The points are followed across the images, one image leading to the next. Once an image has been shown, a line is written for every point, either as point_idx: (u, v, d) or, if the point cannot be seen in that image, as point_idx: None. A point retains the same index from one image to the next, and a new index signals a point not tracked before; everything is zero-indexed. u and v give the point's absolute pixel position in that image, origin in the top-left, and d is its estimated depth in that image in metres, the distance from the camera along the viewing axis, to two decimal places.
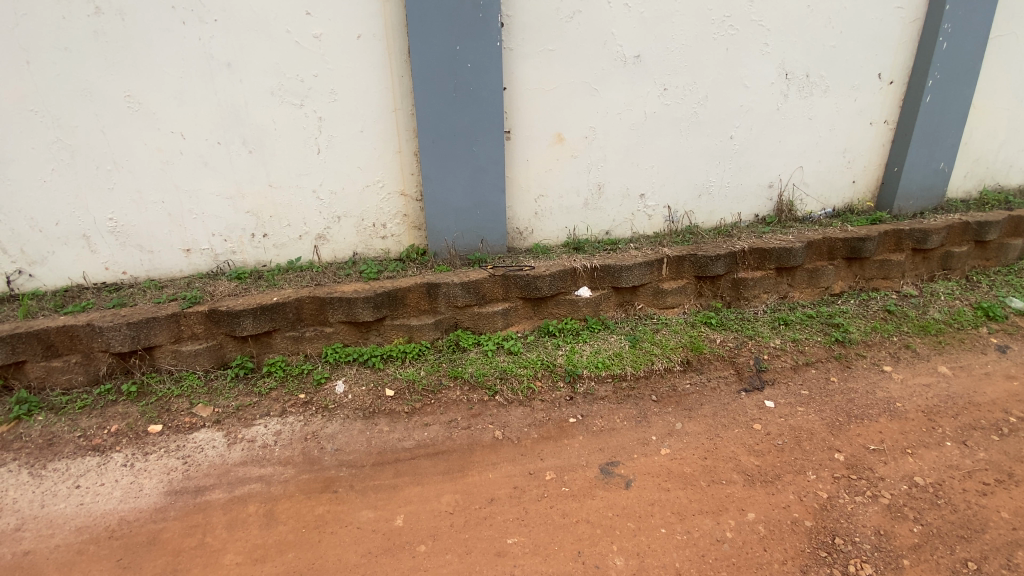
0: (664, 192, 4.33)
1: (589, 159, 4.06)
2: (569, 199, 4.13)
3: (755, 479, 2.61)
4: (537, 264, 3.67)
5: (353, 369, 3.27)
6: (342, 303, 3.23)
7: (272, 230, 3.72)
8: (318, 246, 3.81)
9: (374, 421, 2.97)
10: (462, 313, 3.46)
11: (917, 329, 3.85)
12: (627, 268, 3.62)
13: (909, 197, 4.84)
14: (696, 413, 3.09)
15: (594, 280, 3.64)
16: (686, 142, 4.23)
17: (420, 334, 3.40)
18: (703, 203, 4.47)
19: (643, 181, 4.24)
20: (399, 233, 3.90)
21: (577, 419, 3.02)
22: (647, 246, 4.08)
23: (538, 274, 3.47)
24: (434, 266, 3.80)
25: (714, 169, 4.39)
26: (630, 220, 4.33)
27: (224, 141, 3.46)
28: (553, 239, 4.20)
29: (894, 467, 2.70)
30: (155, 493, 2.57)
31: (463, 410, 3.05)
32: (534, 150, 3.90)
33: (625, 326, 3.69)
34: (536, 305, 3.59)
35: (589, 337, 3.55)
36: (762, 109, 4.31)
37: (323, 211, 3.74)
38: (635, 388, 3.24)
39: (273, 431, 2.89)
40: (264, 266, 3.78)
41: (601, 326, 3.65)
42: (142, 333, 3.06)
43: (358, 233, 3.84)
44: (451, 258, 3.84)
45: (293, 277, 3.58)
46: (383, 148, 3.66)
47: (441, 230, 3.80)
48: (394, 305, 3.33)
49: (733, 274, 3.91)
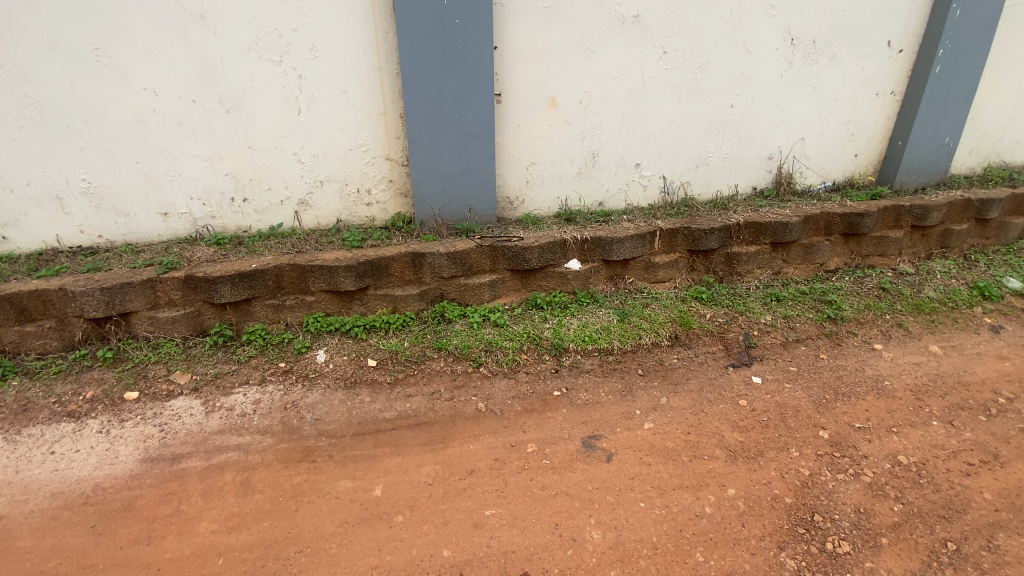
0: (660, 161, 4.19)
1: (584, 126, 3.91)
2: (563, 168, 3.99)
3: (737, 455, 2.59)
4: (527, 235, 3.56)
5: (334, 339, 3.16)
6: (324, 271, 3.13)
7: (252, 194, 3.58)
8: (300, 211, 3.69)
9: (355, 392, 2.90)
10: (448, 284, 3.37)
11: (911, 307, 3.80)
12: (618, 241, 3.52)
13: (911, 172, 4.71)
14: (682, 387, 3.07)
15: (584, 253, 3.55)
16: (684, 111, 4.07)
17: (404, 304, 3.31)
18: (700, 174, 4.34)
19: (639, 152, 4.11)
20: (385, 199, 3.78)
21: (561, 392, 2.98)
22: (641, 218, 3.97)
23: (527, 244, 3.38)
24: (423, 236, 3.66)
25: (713, 139, 4.25)
26: (624, 190, 4.21)
27: (200, 99, 3.30)
28: (544, 209, 4.08)
29: (878, 446, 2.68)
30: (130, 460, 2.54)
31: (446, 381, 2.99)
32: (525, 114, 3.74)
33: (615, 300, 3.60)
34: (525, 277, 3.51)
35: (577, 311, 3.47)
36: (764, 77, 4.14)
37: (305, 175, 3.60)
38: (621, 362, 3.19)
39: (252, 400, 2.83)
40: (244, 232, 3.66)
41: (590, 300, 3.56)
42: (117, 299, 2.98)
43: (342, 199, 3.72)
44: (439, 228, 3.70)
45: (273, 243, 3.45)
46: (366, 109, 3.50)
47: (428, 197, 3.67)
48: (377, 275, 3.23)
49: (727, 248, 3.82)
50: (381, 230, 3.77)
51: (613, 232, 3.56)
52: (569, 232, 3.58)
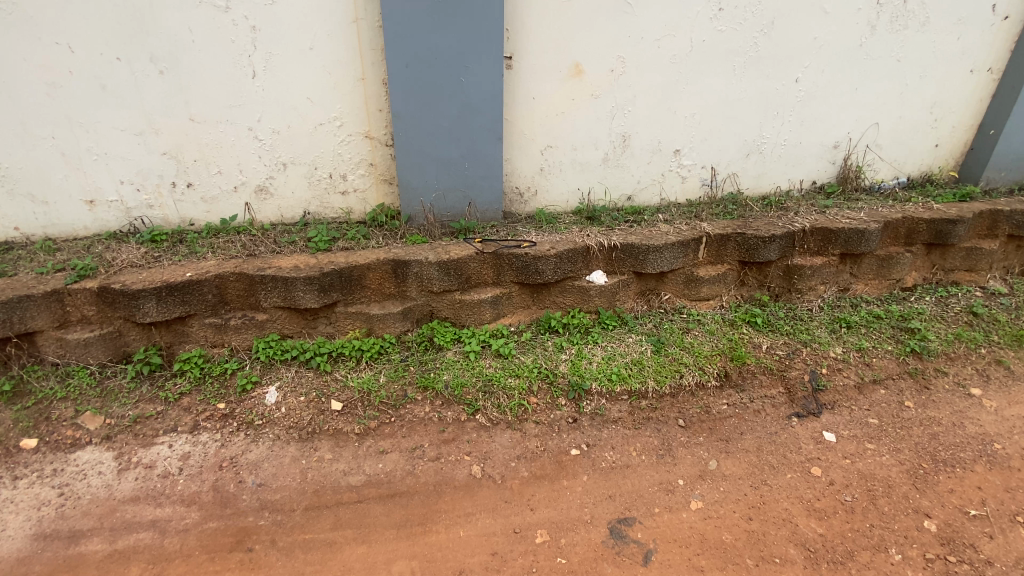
0: (704, 147, 3.42)
1: (614, 101, 3.13)
2: (585, 154, 3.24)
3: (819, 558, 1.93)
4: (540, 239, 2.84)
5: (290, 371, 2.46)
6: (278, 284, 2.43)
7: (198, 178, 2.86)
8: (259, 201, 2.97)
9: (311, 446, 2.23)
10: (439, 300, 2.67)
11: (1011, 339, 3.07)
12: (656, 250, 2.78)
13: (1001, 168, 3.92)
14: (736, 447, 2.39)
15: (611, 264, 2.82)
16: (737, 86, 3.29)
17: (383, 325, 2.61)
18: (751, 165, 3.57)
19: (679, 135, 3.34)
20: (364, 187, 3.05)
21: (580, 451, 2.30)
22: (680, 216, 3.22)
23: (541, 252, 2.66)
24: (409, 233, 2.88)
25: (770, 122, 3.46)
26: (659, 182, 3.45)
27: (126, 56, 2.55)
28: (561, 204, 3.34)
29: (1004, 546, 2.01)
30: (18, 540, 1.89)
31: (432, 433, 2.31)
32: (542, 84, 2.98)
33: (648, 323, 2.86)
34: (536, 292, 2.79)
35: (601, 337, 2.72)
36: (839, 45, 3.34)
37: (263, 156, 2.87)
38: (657, 410, 2.49)
39: (180, 455, 2.17)
40: (190, 225, 2.95)
41: (616, 322, 2.82)
42: (13, 316, 2.29)
43: (311, 186, 2.99)
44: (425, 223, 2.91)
45: (221, 241, 2.75)
46: (340, 73, 2.75)
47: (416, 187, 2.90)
48: (349, 288, 2.54)
49: (787, 260, 3.08)
50: (360, 226, 3.05)
51: (649, 239, 2.82)
52: (594, 235, 2.85)
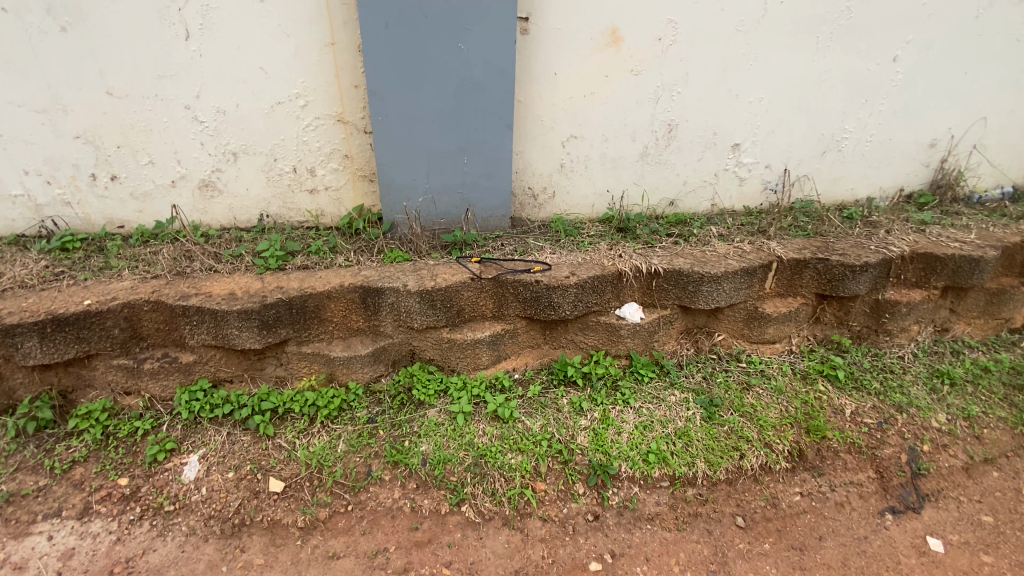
0: (769, 142, 2.70)
1: (659, 80, 2.43)
2: (619, 148, 2.55)
3: None
4: (559, 259, 2.17)
5: (218, 432, 1.85)
6: (205, 317, 1.83)
7: (125, 170, 2.25)
8: (204, 199, 2.35)
9: (235, 547, 1.64)
10: (421, 338, 2.03)
11: None
12: (712, 281, 2.09)
13: None
14: (816, 562, 1.75)
15: (649, 294, 2.16)
16: (818, 64, 2.56)
17: (346, 371, 1.99)
18: (826, 165, 2.84)
19: (738, 127, 2.63)
20: (337, 184, 2.40)
21: (602, 564, 1.67)
22: (736, 227, 2.54)
23: (559, 280, 1.99)
24: (388, 246, 2.24)
25: (855, 112, 2.72)
26: (710, 184, 2.75)
27: (18, 7, 1.95)
28: (584, 210, 2.67)
29: None
30: None
31: (400, 532, 1.69)
32: (566, 56, 2.30)
33: (695, 373, 2.19)
34: (550, 328, 2.15)
35: (634, 393, 2.06)
36: (955, 12, 2.57)
37: (206, 143, 2.24)
38: (710, 505, 1.85)
39: (59, 554, 1.60)
40: (119, 228, 2.35)
41: (653, 371, 2.15)
42: None
43: (269, 182, 2.36)
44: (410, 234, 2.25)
45: (147, 252, 2.14)
46: (301, 36, 2.09)
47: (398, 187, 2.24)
48: (302, 322, 1.92)
49: (878, 293, 2.38)
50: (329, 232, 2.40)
51: (703, 264, 2.14)
52: (629, 256, 2.18)
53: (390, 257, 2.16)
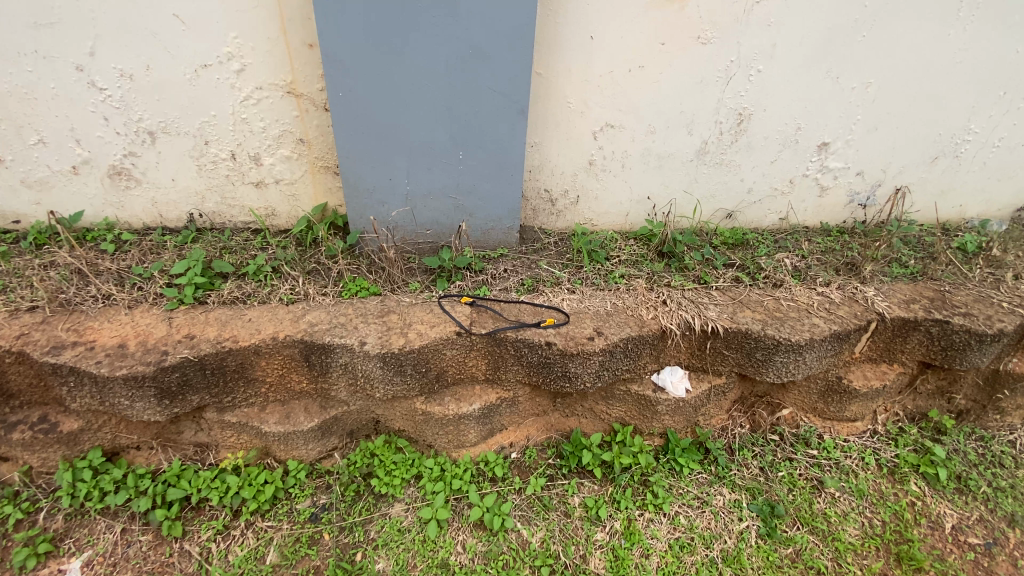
0: (866, 143, 2.05)
1: (734, 53, 1.75)
2: (670, 142, 1.90)
3: None
4: (580, 304, 1.58)
5: (110, 522, 1.41)
6: (83, 380, 1.33)
7: (8, 150, 1.69)
8: (120, 192, 1.80)
9: None
10: (389, 407, 1.52)
11: None
12: (789, 351, 1.52)
13: None
14: None
15: (699, 356, 1.61)
16: (952, 40, 1.86)
17: (285, 448, 1.50)
18: (934, 175, 2.19)
19: (830, 120, 1.97)
20: (292, 177, 1.82)
21: None
22: (811, 255, 1.97)
23: (580, 347, 1.41)
24: (349, 271, 1.66)
25: (988, 107, 2.03)
26: (780, 194, 2.12)
27: None
28: (615, 219, 2.07)
29: None
30: None
31: None
32: (608, 14, 1.63)
33: (748, 464, 1.66)
34: (563, 395, 1.61)
35: (666, 494, 1.55)
36: None
37: (111, 117, 1.66)
38: None
39: None
40: (13, 226, 1.82)
41: (693, 459, 1.64)
42: None
43: (202, 171, 1.78)
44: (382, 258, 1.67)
45: (33, 267, 1.61)
46: None
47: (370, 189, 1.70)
48: (223, 386, 1.41)
49: (1003, 363, 1.77)
50: (274, 246, 1.80)
51: (781, 325, 1.54)
52: (678, 306, 1.58)
53: (349, 291, 1.58)
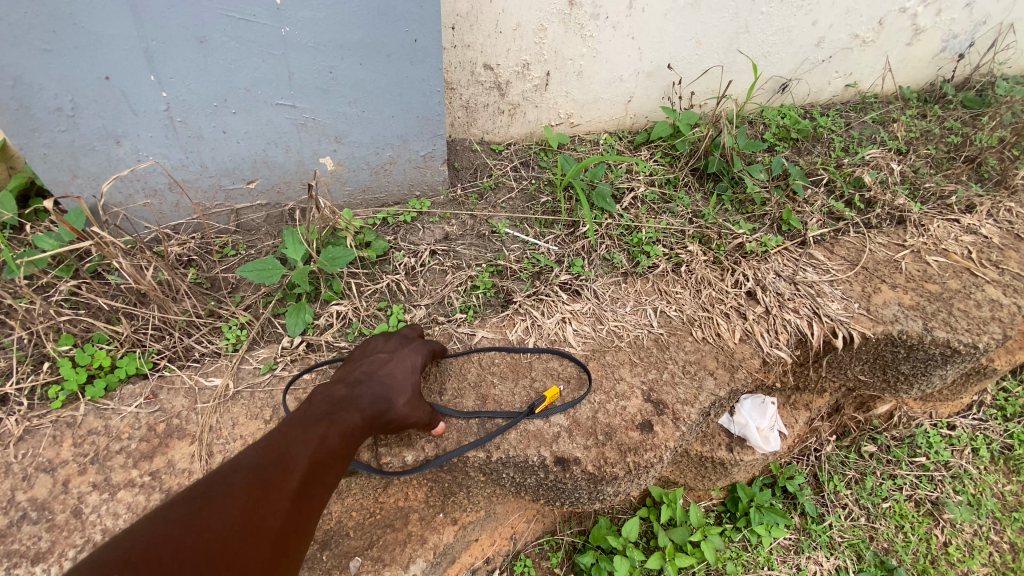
0: None
1: None
2: None
3: None
4: (599, 331, 0.79)
5: None
6: None
7: None
8: None
9: None
10: None
11: None
12: (961, 364, 0.86)
13: None
14: None
15: (803, 377, 0.91)
16: None
17: None
18: None
19: None
20: None
21: None
22: (914, 151, 1.24)
23: (635, 462, 0.65)
24: (52, 330, 0.70)
25: None
26: (864, 44, 1.29)
27: None
28: (609, 110, 1.15)
29: None
30: None
31: None
32: None
33: (842, 504, 1.11)
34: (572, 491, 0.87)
35: None
36: None
37: None
38: None
39: None
40: None
41: (771, 523, 1.03)
42: None
43: None
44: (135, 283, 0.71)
45: None
46: None
47: (66, 108, 0.70)
48: None
49: None
50: None
51: (949, 316, 0.86)
52: (778, 304, 0.83)
53: (60, 390, 0.66)
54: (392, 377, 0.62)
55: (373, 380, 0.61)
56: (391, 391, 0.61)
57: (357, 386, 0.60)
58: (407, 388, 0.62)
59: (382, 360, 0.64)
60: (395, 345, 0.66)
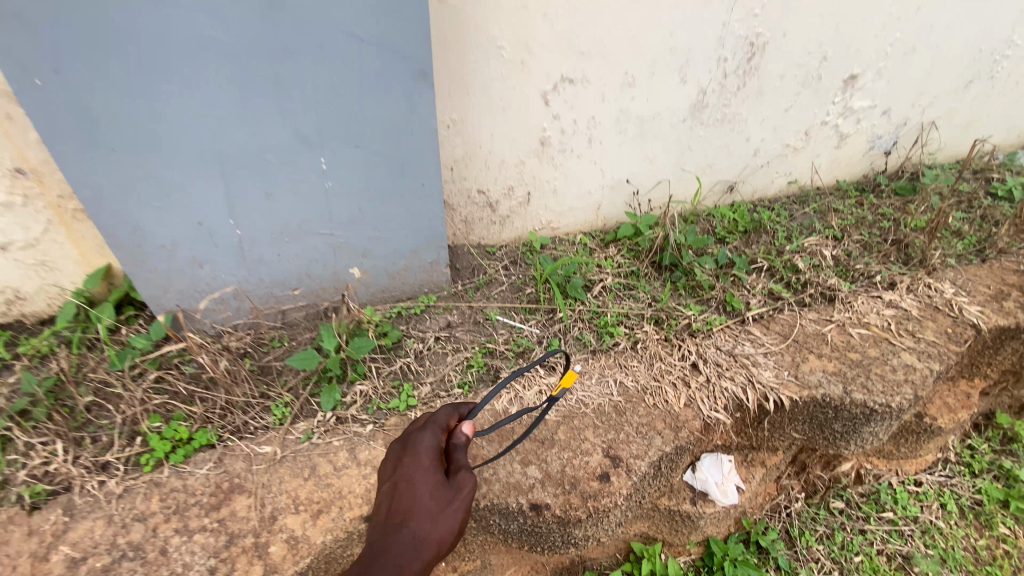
0: (903, 68, 1.50)
1: None
2: (655, 97, 1.23)
3: None
4: (570, 399, 0.98)
5: None
6: None
7: None
8: None
9: None
10: None
11: None
12: (883, 421, 1.01)
13: None
14: None
15: (751, 436, 1.06)
16: None
17: None
18: (965, 103, 1.72)
19: (863, 42, 1.38)
20: (29, 236, 1.04)
21: None
22: (848, 236, 1.45)
23: (595, 506, 0.82)
24: (146, 410, 0.92)
25: None
26: (796, 149, 1.55)
27: None
28: (583, 217, 1.40)
29: None
30: None
31: None
32: None
33: (814, 557, 1.20)
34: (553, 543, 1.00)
35: None
36: None
37: None
38: None
39: None
40: None
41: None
42: None
43: None
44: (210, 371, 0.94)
45: None
46: None
47: (170, 247, 0.96)
48: None
49: None
50: (28, 360, 1.06)
51: (867, 379, 1.02)
52: (717, 374, 1.01)
53: (150, 458, 0.86)
54: (425, 514, 0.68)
55: (408, 523, 0.67)
56: (425, 529, 0.67)
57: (396, 534, 0.66)
58: (434, 515, 0.68)
59: (408, 492, 0.70)
60: (415, 468, 0.71)
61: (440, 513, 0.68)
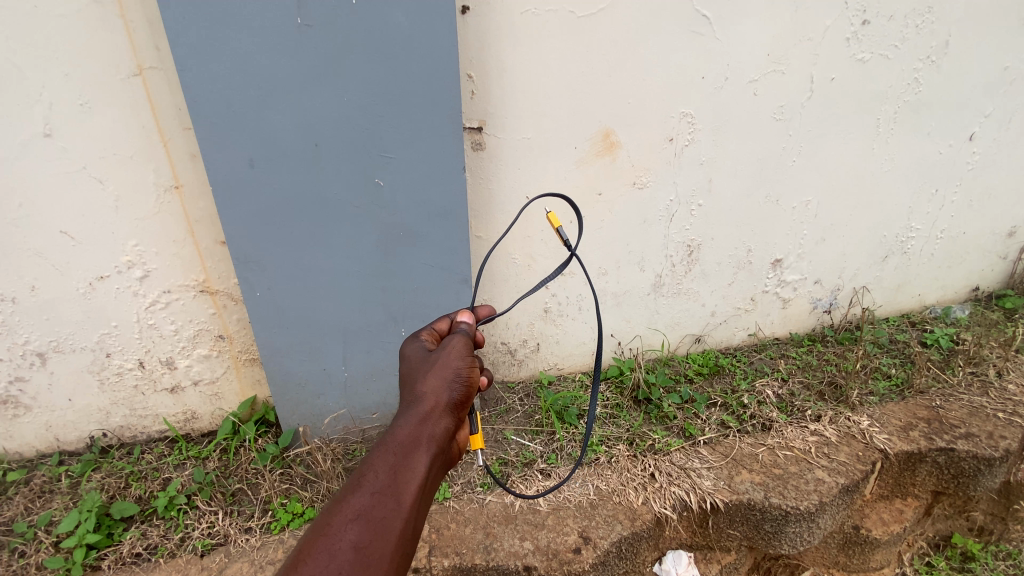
0: (820, 253, 2.01)
1: (676, 192, 1.69)
2: (623, 281, 1.79)
3: None
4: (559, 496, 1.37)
5: None
6: None
7: None
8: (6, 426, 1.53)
9: None
10: None
11: None
12: (800, 522, 1.33)
13: None
14: None
15: (702, 533, 1.40)
16: (877, 153, 1.90)
17: None
18: (888, 272, 2.19)
19: (779, 238, 1.92)
20: (212, 376, 1.61)
21: None
22: (792, 377, 1.85)
23: (569, 569, 1.18)
24: (277, 493, 1.40)
25: (922, 207, 2.08)
26: (746, 310, 2.03)
27: None
28: (580, 361, 1.90)
29: None
30: None
31: None
32: (541, 174, 1.54)
33: None
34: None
35: None
36: None
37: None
38: None
39: None
40: None
41: None
42: None
43: (104, 386, 1.54)
44: (319, 467, 1.44)
45: None
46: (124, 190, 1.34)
47: (303, 384, 1.51)
48: None
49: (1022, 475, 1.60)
50: (193, 459, 1.56)
51: (783, 488, 1.37)
52: (668, 481, 1.39)
53: (279, 523, 1.33)
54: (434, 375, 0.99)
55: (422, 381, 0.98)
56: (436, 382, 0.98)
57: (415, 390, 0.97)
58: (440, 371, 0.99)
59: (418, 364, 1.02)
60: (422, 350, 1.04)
61: (424, 366, 1.00)
